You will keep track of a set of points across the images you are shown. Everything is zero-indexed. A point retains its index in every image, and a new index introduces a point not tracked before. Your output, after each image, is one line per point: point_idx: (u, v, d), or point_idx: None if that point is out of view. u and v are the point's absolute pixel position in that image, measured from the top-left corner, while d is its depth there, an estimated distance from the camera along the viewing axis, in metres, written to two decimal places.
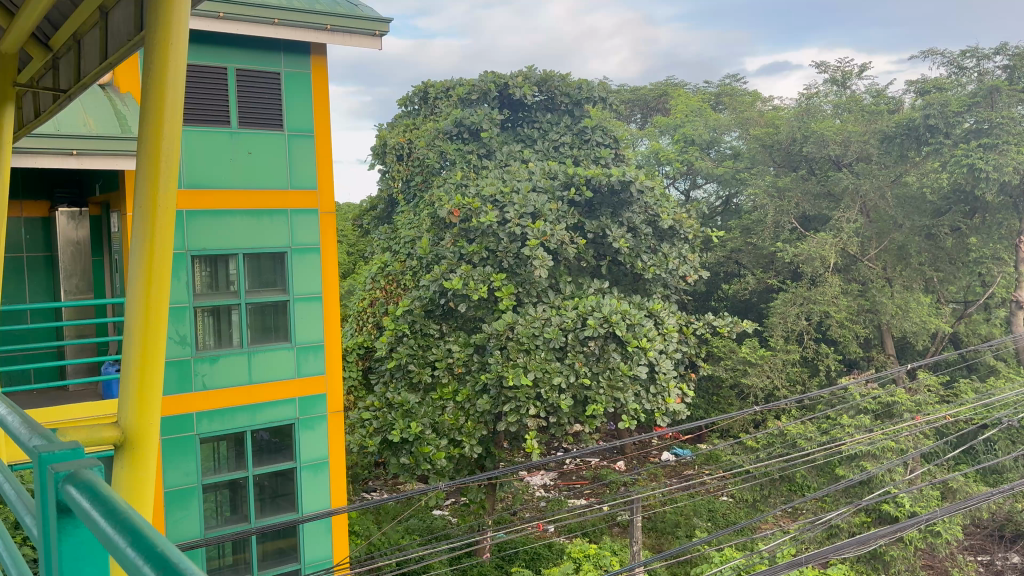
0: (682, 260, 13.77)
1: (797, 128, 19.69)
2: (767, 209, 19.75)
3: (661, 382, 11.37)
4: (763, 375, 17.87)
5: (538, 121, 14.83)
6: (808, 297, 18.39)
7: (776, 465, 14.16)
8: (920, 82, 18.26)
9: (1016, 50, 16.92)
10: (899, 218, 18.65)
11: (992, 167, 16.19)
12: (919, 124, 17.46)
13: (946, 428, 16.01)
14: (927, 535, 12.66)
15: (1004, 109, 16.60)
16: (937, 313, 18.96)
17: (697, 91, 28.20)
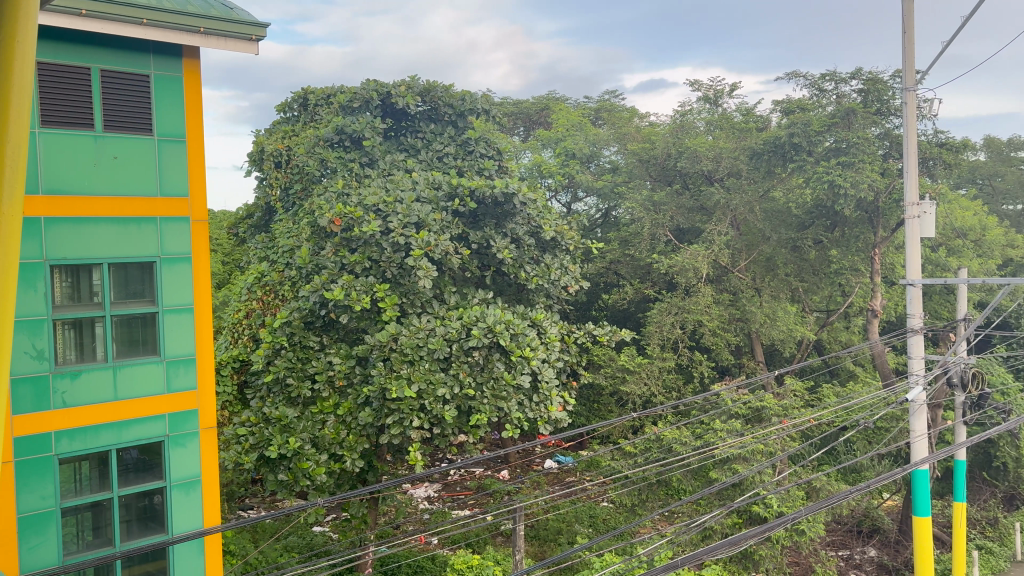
0: (564, 270, 14.07)
1: (671, 144, 20.45)
2: (644, 222, 20.31)
3: (544, 390, 11.59)
4: (641, 382, 18.30)
5: (421, 131, 14.78)
6: (682, 307, 19.00)
7: (654, 470, 14.55)
8: (785, 102, 19.21)
9: (870, 75, 17.88)
10: (767, 231, 19.66)
11: (850, 184, 17.16)
12: (785, 142, 18.47)
13: (811, 431, 16.90)
14: (793, 533, 13.29)
15: (860, 130, 17.67)
16: (801, 322, 20.10)
17: (577, 106, 28.87)
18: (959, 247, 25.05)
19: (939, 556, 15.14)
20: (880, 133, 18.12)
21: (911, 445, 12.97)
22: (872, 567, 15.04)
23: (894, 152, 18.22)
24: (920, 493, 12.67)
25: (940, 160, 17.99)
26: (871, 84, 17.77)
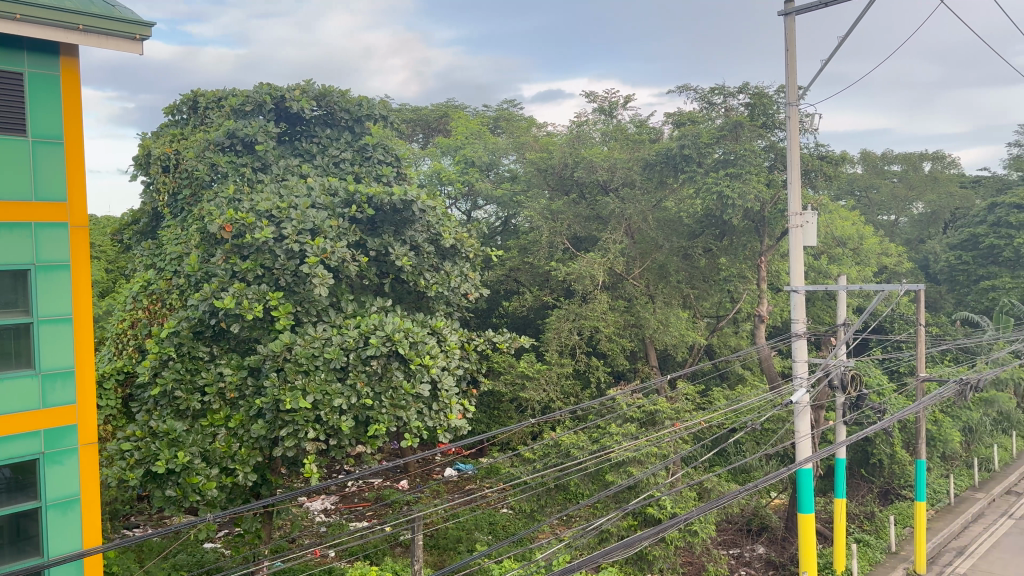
0: (463, 278, 14.17)
1: (568, 154, 20.78)
2: (542, 230, 20.51)
3: (444, 399, 11.56)
4: (540, 388, 18.48)
5: (317, 136, 14.53)
6: (579, 313, 19.28)
7: (552, 475, 14.69)
8: (677, 114, 19.82)
9: (756, 90, 18.59)
10: (660, 239, 20.19)
11: (738, 195, 17.77)
12: (677, 153, 19.01)
13: (703, 433, 17.42)
14: (686, 534, 13.64)
15: (747, 142, 18.37)
16: (693, 327, 20.77)
17: (476, 114, 29.04)
18: (838, 256, 26.39)
19: (822, 550, 15.81)
20: (765, 145, 18.88)
21: (796, 444, 13.55)
22: (761, 564, 15.58)
23: (778, 164, 19.03)
24: (804, 491, 13.26)
25: (820, 172, 18.91)
26: (757, 99, 18.49)
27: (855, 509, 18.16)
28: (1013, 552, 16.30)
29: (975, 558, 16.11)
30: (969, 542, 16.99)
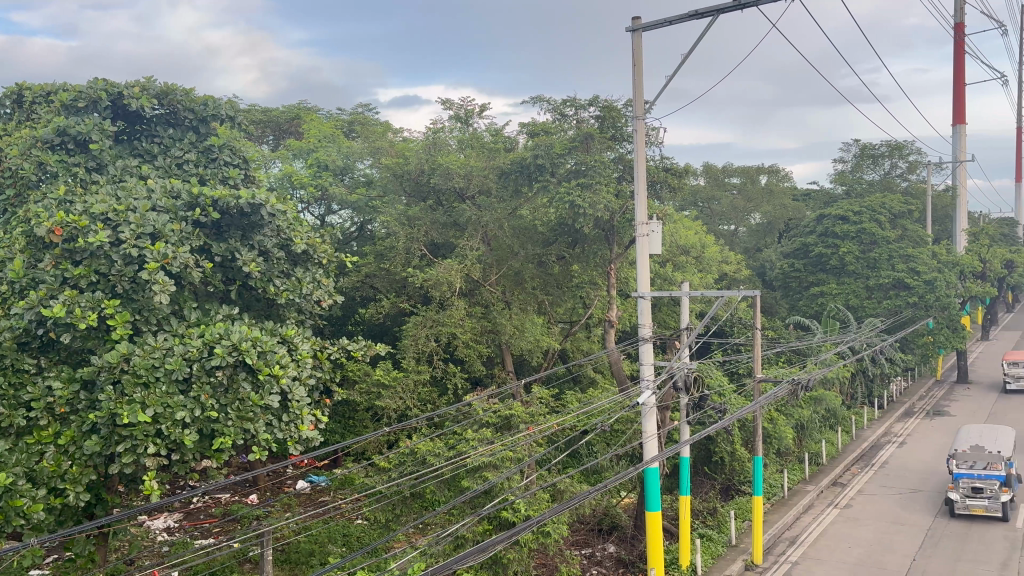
0: (316, 284, 13.88)
1: (424, 160, 20.79)
2: (398, 236, 20.37)
3: (294, 410, 11.28)
4: (396, 396, 18.36)
5: (158, 135, 13.86)
6: (436, 320, 19.29)
7: (407, 483, 14.58)
8: (530, 125, 20.30)
9: (606, 103, 19.16)
10: (516, 247, 20.53)
11: (588, 205, 18.20)
12: (530, 163, 19.32)
13: (556, 437, 17.77)
14: (539, 536, 13.87)
15: (597, 154, 18.83)
16: (548, 333, 21.29)
17: (329, 117, 28.56)
18: (682, 263, 27.70)
19: (668, 547, 16.46)
20: (614, 157, 19.42)
21: (643, 444, 14.07)
22: (611, 562, 16.04)
23: (627, 175, 19.66)
24: (651, 490, 13.79)
25: (665, 183, 19.76)
26: (608, 112, 19.05)
27: (698, 505, 19.04)
28: (839, 539, 17.54)
29: (805, 547, 17.24)
30: (800, 532, 18.16)
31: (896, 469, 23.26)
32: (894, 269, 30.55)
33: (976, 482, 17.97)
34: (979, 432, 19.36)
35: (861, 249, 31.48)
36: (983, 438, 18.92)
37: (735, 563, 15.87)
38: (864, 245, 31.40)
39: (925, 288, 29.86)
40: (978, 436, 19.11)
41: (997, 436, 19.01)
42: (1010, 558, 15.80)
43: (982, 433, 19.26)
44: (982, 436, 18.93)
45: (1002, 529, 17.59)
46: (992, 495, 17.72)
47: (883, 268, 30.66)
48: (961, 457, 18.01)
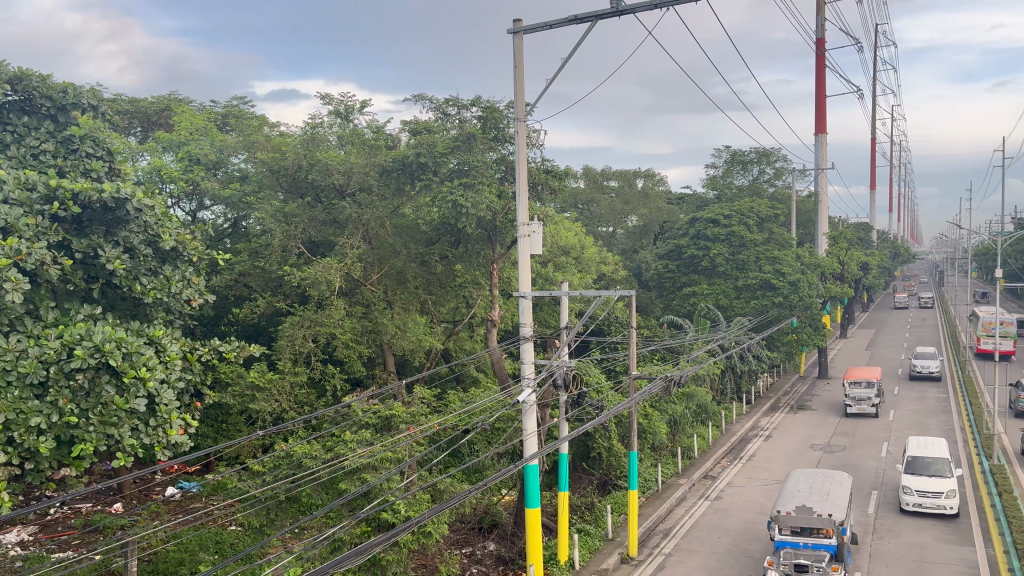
0: (185, 283, 13.34)
1: (302, 156, 20.35)
2: (274, 233, 19.81)
3: (162, 414, 10.86)
4: (271, 399, 17.87)
5: (12, 123, 12.92)
6: (314, 320, 18.86)
7: (283, 487, 14.22)
8: (413, 123, 20.07)
9: (488, 104, 19.13)
10: (398, 246, 20.48)
11: (471, 205, 18.12)
12: (412, 161, 19.19)
13: (437, 436, 17.70)
14: (419, 536, 13.81)
15: (479, 155, 18.76)
16: (430, 332, 21.30)
17: (201, 109, 27.51)
18: (563, 264, 28.21)
19: (546, 542, 16.72)
20: (496, 157, 19.34)
21: (523, 441, 14.25)
22: (491, 560, 16.13)
23: (509, 176, 19.58)
24: (530, 487, 13.98)
25: (546, 184, 20.04)
26: (490, 112, 18.99)
27: (576, 501, 19.43)
28: (709, 530, 18.26)
29: (678, 539, 17.86)
30: (673, 524, 18.79)
31: (762, 461, 24.42)
32: (761, 270, 32.03)
33: (800, 556, 13.30)
34: (810, 483, 15.37)
35: (731, 251, 32.81)
36: (813, 492, 14.76)
37: (611, 557, 16.27)
38: (734, 247, 32.72)
39: (789, 289, 31.41)
40: (804, 488, 15.06)
41: (829, 485, 15.15)
42: (863, 543, 16.90)
43: (812, 482, 15.34)
44: (812, 489, 14.89)
45: (856, 515, 18.77)
46: (820, 572, 13.03)
47: (751, 270, 32.11)
48: (784, 519, 13.74)
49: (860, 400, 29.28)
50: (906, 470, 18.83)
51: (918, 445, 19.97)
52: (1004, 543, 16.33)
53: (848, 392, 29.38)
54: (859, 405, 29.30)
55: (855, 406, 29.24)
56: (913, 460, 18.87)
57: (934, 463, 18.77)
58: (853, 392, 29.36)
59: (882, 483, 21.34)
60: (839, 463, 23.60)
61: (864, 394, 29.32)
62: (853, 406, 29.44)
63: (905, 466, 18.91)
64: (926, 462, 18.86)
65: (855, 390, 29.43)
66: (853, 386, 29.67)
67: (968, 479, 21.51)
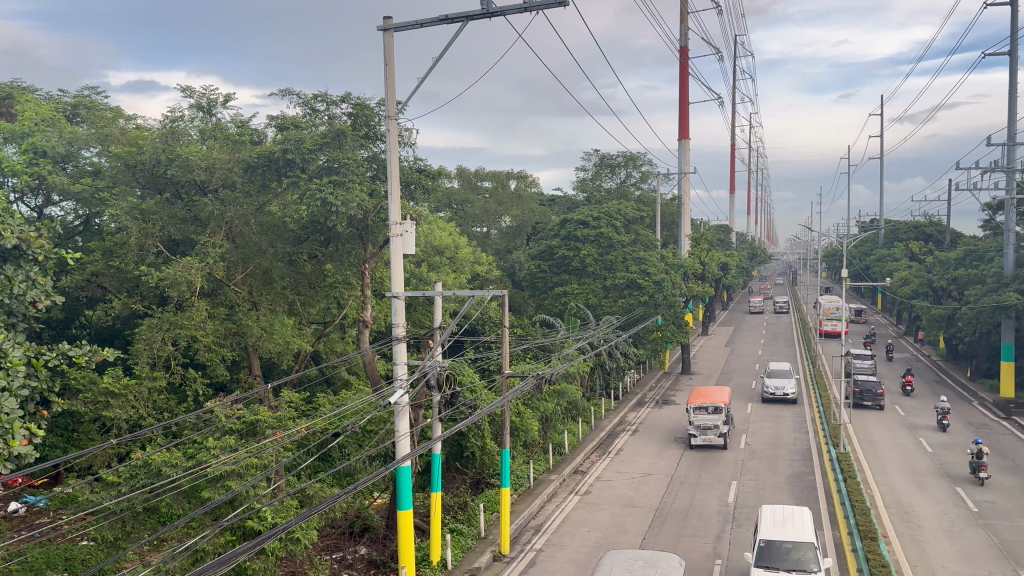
0: (30, 283, 12.39)
1: (160, 150, 19.46)
2: (130, 231, 18.80)
3: (3, 425, 10.09)
4: (127, 406, 17.00)
5: None
6: (173, 322, 18.00)
7: (140, 498, 13.52)
8: (280, 118, 19.41)
9: (358, 100, 18.74)
10: (263, 245, 19.65)
11: (341, 202, 17.66)
12: (279, 157, 18.68)
13: (306, 440, 17.30)
14: (286, 543, 13.46)
15: (349, 152, 18.39)
16: (298, 334, 20.90)
17: (48, 99, 25.82)
18: (436, 264, 28.18)
19: (418, 544, 16.60)
20: (367, 155, 18.96)
21: (395, 443, 14.11)
22: (363, 564, 15.84)
23: (381, 174, 19.20)
24: (403, 489, 13.86)
25: (419, 184, 19.88)
26: (360, 109, 18.59)
27: (449, 501, 19.41)
28: (579, 525, 18.65)
29: (549, 534, 18.14)
30: (545, 520, 19.09)
31: (630, 455, 25.17)
32: (628, 270, 33.01)
33: None
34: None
35: (600, 252, 33.61)
36: None
37: (484, 556, 16.34)
38: (603, 248, 33.49)
39: (654, 288, 32.81)
40: None
41: None
42: (722, 531, 17.67)
43: None
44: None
45: (716, 505, 19.60)
46: None
47: (618, 270, 33.06)
48: None
49: (706, 429, 25.00)
50: (759, 562, 13.72)
51: (775, 516, 14.90)
52: (849, 525, 17.48)
53: (692, 420, 25.13)
54: (705, 435, 25.01)
55: (700, 437, 24.94)
56: (766, 546, 13.85)
57: (794, 549, 13.74)
58: (699, 418, 25.15)
59: (740, 474, 22.38)
60: (701, 455, 24.59)
61: (711, 421, 25.04)
62: (698, 436, 25.13)
63: (757, 555, 13.82)
64: (785, 550, 13.77)
65: (700, 417, 25.19)
66: (699, 412, 25.46)
67: (818, 467, 22.89)
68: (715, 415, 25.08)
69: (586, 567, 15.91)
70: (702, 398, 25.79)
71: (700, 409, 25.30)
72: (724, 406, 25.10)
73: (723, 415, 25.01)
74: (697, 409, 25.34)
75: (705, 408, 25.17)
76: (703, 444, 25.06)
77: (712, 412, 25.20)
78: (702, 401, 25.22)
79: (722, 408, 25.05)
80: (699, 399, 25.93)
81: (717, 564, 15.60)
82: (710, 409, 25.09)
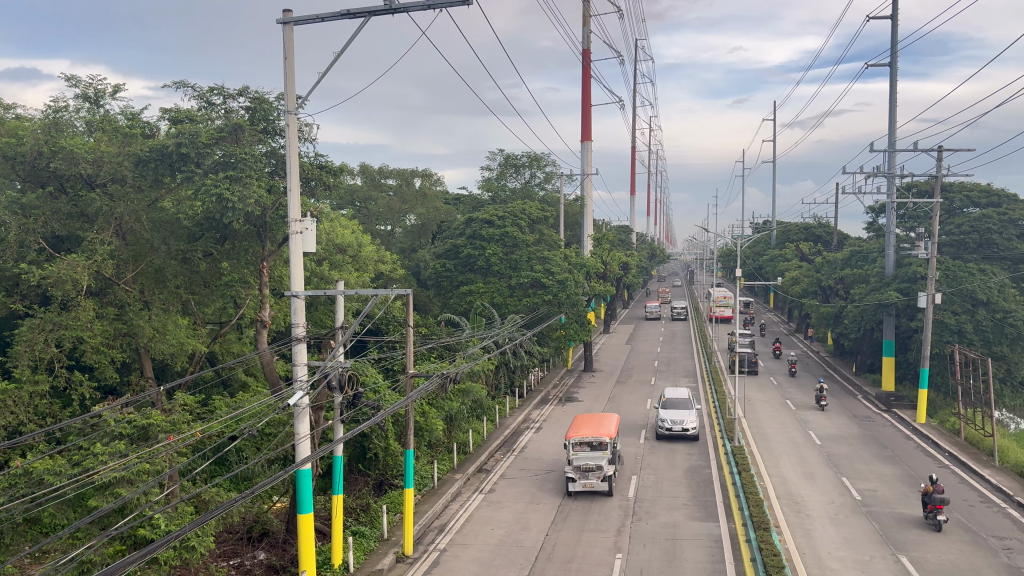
0: None
1: (43, 141, 18.43)
2: (9, 227, 17.79)
3: None
4: (6, 411, 16.04)
5: None
6: (57, 323, 17.11)
7: (19, 508, 12.79)
8: (174, 111, 18.72)
9: (256, 94, 18.27)
10: (155, 243, 18.95)
11: (237, 199, 17.07)
12: (172, 151, 17.84)
13: (201, 444, 16.78)
14: (181, 551, 13.01)
15: (247, 147, 17.97)
16: (194, 335, 20.33)
17: None
18: (338, 262, 27.78)
19: (319, 547, 16.28)
20: (265, 151, 18.46)
21: (295, 445, 13.81)
22: (261, 570, 15.37)
23: (280, 171, 18.64)
24: (303, 492, 13.58)
25: (320, 180, 19.49)
26: (258, 103, 18.16)
27: (351, 503, 19.16)
28: (482, 523, 18.67)
29: (453, 533, 18.09)
30: (448, 519, 19.04)
31: (533, 452, 25.37)
32: (532, 270, 33.31)
33: None
34: None
35: (505, 251, 33.78)
36: None
37: (386, 557, 16.15)
38: (507, 247, 33.69)
39: (558, 288, 33.24)
40: None
41: None
42: (623, 526, 17.98)
43: None
44: None
45: (617, 500, 19.96)
46: None
47: (523, 269, 33.34)
48: None
49: (587, 471, 20.15)
50: None
51: None
52: (742, 517, 18.07)
53: (571, 458, 20.24)
54: (585, 478, 20.12)
55: (580, 482, 20.05)
56: None
57: None
58: (578, 457, 20.22)
59: (640, 468, 22.87)
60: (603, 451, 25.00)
61: (592, 461, 20.17)
62: (577, 479, 20.23)
63: None
64: None
65: (580, 455, 20.30)
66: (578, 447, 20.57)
67: (713, 460, 23.60)
68: (598, 452, 20.28)
69: (489, 565, 15.94)
70: (583, 429, 20.97)
71: (581, 445, 20.42)
72: (609, 442, 20.33)
73: (608, 453, 20.28)
74: (576, 444, 20.43)
75: (587, 444, 20.32)
76: (583, 488, 20.19)
77: (593, 448, 20.35)
78: (582, 435, 20.35)
79: (608, 444, 20.29)
80: (580, 430, 21.04)
81: (617, 558, 15.90)
82: (592, 444, 20.26)
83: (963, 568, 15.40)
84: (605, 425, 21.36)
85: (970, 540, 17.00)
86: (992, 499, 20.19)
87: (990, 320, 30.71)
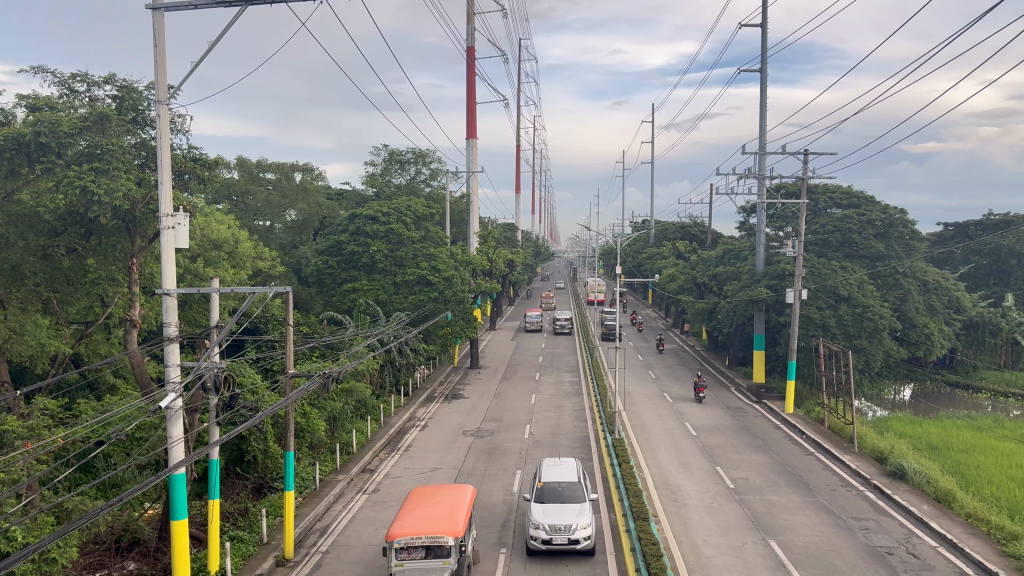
0: None
1: None
2: None
3: None
4: None
5: None
6: None
7: None
8: (31, 98, 17.62)
9: (123, 83, 17.42)
10: (11, 237, 17.94)
11: (104, 191, 16.14)
12: (29, 140, 16.82)
13: (63, 450, 15.85)
14: (40, 564, 12.29)
15: (113, 138, 16.93)
16: (56, 335, 19.32)
17: None
18: (213, 258, 26.83)
19: (194, 555, 15.71)
20: (134, 142, 17.58)
21: (168, 450, 13.24)
22: None
23: (150, 164, 17.74)
24: (178, 497, 13.06)
25: (194, 174, 18.72)
26: (126, 92, 17.30)
27: (228, 508, 18.50)
28: (367, 523, 18.46)
29: (335, 535, 17.75)
30: (331, 521, 18.66)
31: (419, 451, 25.25)
32: (418, 267, 33.15)
33: None
34: None
35: (389, 247, 33.44)
36: None
37: (267, 561, 15.70)
38: (392, 244, 33.38)
39: (444, 284, 33.16)
40: None
41: None
42: (507, 520, 18.14)
43: None
44: None
45: (502, 495, 20.13)
46: None
47: (408, 266, 33.08)
48: None
49: None
50: None
51: None
52: (623, 507, 18.51)
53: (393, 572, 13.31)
54: None
55: None
56: None
57: None
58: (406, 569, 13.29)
59: (525, 463, 23.09)
60: (489, 448, 25.07)
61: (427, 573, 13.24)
62: None
63: None
64: None
65: (409, 566, 13.36)
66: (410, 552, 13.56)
67: (595, 453, 24.10)
68: (436, 561, 13.34)
69: (374, 565, 15.80)
70: (418, 521, 14.01)
71: (411, 548, 13.46)
72: (453, 544, 13.47)
73: (450, 564, 13.35)
74: (404, 548, 13.50)
75: (420, 548, 13.43)
76: None
77: (429, 554, 13.46)
78: (413, 535, 13.39)
79: (451, 547, 13.44)
80: (412, 523, 13.99)
81: (502, 553, 16.03)
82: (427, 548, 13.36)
83: (825, 548, 16.30)
84: (456, 511, 14.71)
85: (832, 522, 18.01)
86: (852, 483, 21.45)
87: (851, 315, 32.58)
